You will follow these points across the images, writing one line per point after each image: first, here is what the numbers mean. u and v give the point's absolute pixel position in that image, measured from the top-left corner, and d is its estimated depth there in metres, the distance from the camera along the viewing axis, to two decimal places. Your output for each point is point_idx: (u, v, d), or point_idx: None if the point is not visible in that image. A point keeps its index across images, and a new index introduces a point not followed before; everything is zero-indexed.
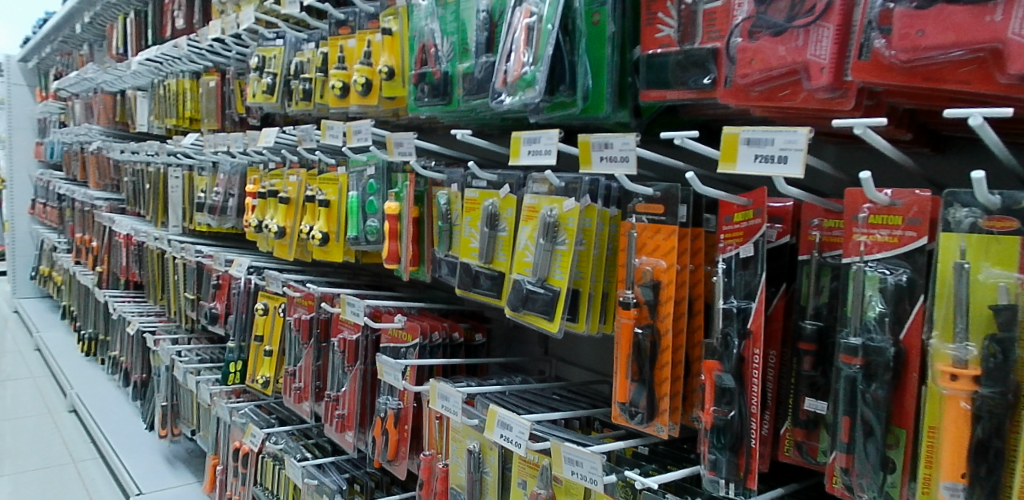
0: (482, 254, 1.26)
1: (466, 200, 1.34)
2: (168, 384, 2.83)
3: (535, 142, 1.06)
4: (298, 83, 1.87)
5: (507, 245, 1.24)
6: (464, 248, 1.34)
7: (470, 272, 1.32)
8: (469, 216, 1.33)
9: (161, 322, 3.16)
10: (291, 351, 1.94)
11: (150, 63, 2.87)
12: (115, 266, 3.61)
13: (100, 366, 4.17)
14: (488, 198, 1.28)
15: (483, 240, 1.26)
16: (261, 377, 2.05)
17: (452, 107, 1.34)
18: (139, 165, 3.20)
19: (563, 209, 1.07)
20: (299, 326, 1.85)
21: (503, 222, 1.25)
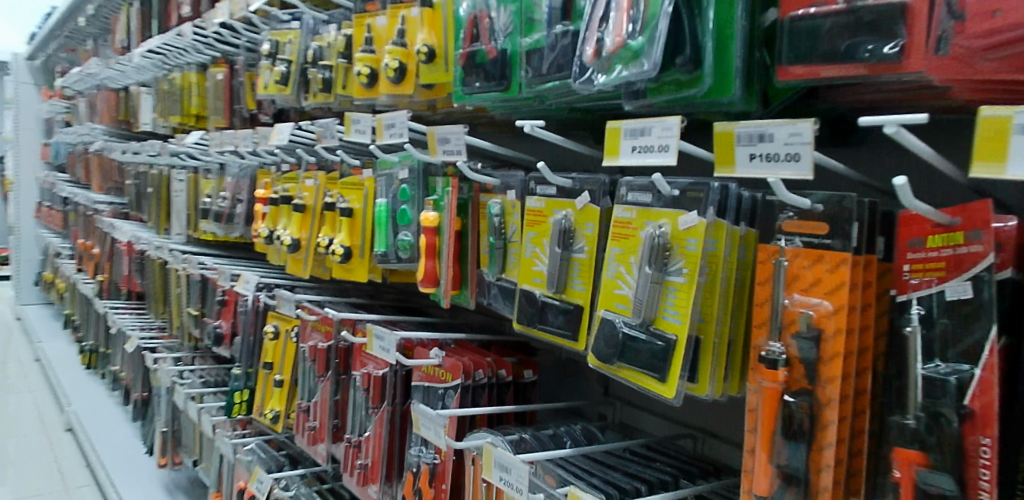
0: (551, 280, 0.98)
1: (527, 210, 1.06)
2: (168, 408, 2.56)
3: (641, 134, 0.77)
4: (316, 72, 1.60)
5: (585, 271, 0.96)
6: (524, 272, 1.05)
7: (531, 303, 1.03)
8: (531, 231, 1.05)
9: (163, 337, 2.90)
10: (305, 384, 1.66)
11: (153, 55, 2.61)
12: (116, 275, 3.36)
13: (100, 381, 3.92)
14: (558, 210, 1.00)
15: (553, 263, 0.97)
16: (270, 411, 1.77)
17: (511, 94, 1.07)
18: (142, 167, 2.94)
19: (678, 227, 0.78)
20: (315, 356, 1.58)
21: (580, 241, 0.97)
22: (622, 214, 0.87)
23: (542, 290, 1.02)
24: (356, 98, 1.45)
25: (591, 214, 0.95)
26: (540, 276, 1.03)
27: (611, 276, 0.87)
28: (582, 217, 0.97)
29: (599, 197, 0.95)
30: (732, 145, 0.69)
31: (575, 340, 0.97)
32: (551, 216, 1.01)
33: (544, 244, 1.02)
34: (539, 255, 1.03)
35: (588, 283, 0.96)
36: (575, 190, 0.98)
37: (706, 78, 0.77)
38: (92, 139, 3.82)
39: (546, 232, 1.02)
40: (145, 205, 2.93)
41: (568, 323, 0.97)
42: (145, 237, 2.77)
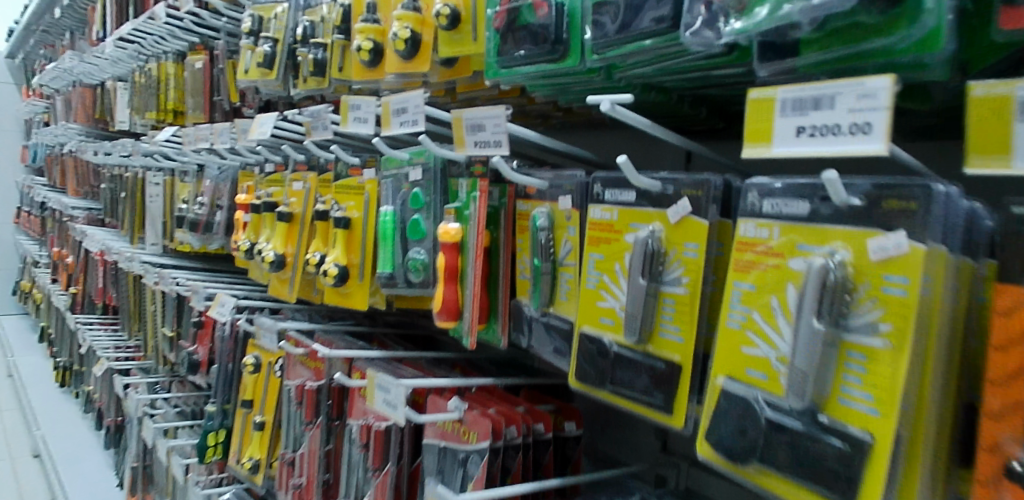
0: (630, 324, 0.69)
1: (590, 224, 0.76)
2: (139, 440, 2.26)
3: (812, 107, 0.48)
4: (306, 52, 1.31)
5: (683, 314, 0.67)
6: (585, 309, 0.76)
7: (598, 353, 0.73)
8: (596, 253, 0.76)
9: (138, 358, 2.60)
10: (288, 431, 1.35)
11: (127, 44, 2.32)
12: (91, 287, 3.06)
13: (74, 401, 3.61)
14: (641, 224, 0.71)
15: (634, 300, 0.68)
16: (248, 460, 1.47)
17: (568, 65, 0.79)
18: (116, 170, 2.65)
19: (862, 259, 0.50)
20: (303, 399, 1.29)
21: (676, 269, 0.67)
22: (755, 233, 0.58)
23: (614, 336, 0.73)
24: (354, 81, 1.16)
25: (694, 230, 0.66)
26: (611, 316, 0.73)
27: (740, 327, 0.59)
28: (678, 234, 0.67)
29: (704, 207, 0.66)
30: (1006, 119, 0.46)
31: (669, 413, 0.68)
32: (629, 233, 0.72)
33: (618, 271, 0.73)
34: (610, 286, 0.74)
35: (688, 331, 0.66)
36: (666, 195, 0.69)
37: (923, 16, 0.49)
38: (66, 140, 3.51)
39: (622, 254, 0.73)
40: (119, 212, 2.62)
41: (660, 386, 0.68)
42: (116, 246, 2.46)
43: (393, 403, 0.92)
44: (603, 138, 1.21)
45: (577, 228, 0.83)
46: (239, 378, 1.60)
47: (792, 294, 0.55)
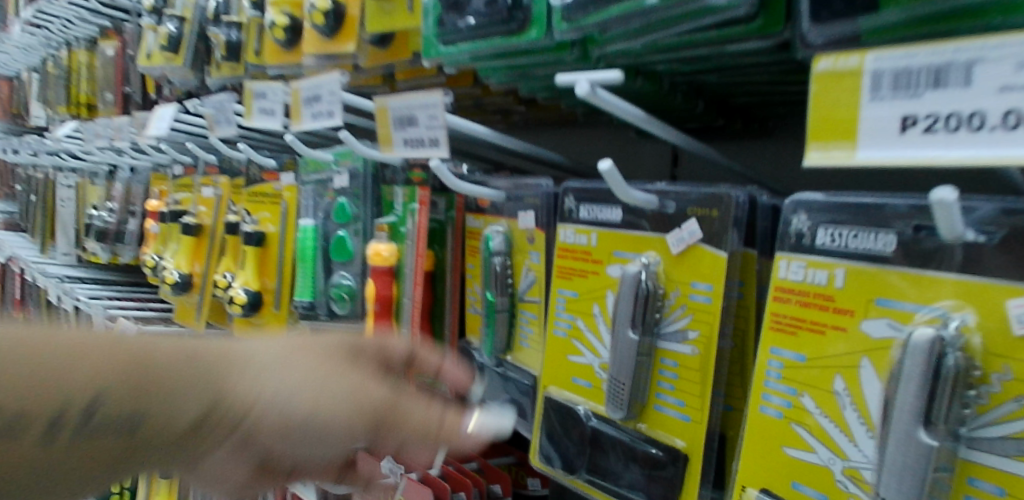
0: (611, 395, 0.49)
1: (562, 249, 0.57)
2: None
3: (928, 83, 0.29)
4: (216, 31, 1.09)
5: (687, 383, 0.47)
6: (552, 364, 0.57)
7: (568, 429, 0.54)
8: (569, 290, 0.56)
9: None
10: None
11: (36, 29, 2.05)
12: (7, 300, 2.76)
13: None
14: (632, 253, 0.51)
15: (618, 362, 0.49)
16: None
17: (523, 37, 0.59)
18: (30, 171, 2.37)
19: (992, 334, 0.32)
20: None
21: (678, 320, 0.48)
22: (805, 276, 0.39)
23: (591, 404, 0.53)
24: (268, 65, 0.95)
25: (705, 264, 0.46)
26: (587, 376, 0.54)
27: (780, 418, 0.40)
28: (682, 270, 0.48)
29: (718, 233, 0.46)
30: None
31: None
32: (615, 264, 0.52)
33: (598, 317, 0.54)
34: (586, 336, 0.54)
35: (694, 408, 0.47)
36: (667, 216, 0.49)
37: None
38: None
39: (604, 293, 0.53)
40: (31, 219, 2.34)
41: (653, 482, 0.48)
42: (24, 256, 2.18)
43: None
44: (575, 134, 1.01)
45: (542, 254, 0.63)
46: None
47: (869, 377, 0.36)
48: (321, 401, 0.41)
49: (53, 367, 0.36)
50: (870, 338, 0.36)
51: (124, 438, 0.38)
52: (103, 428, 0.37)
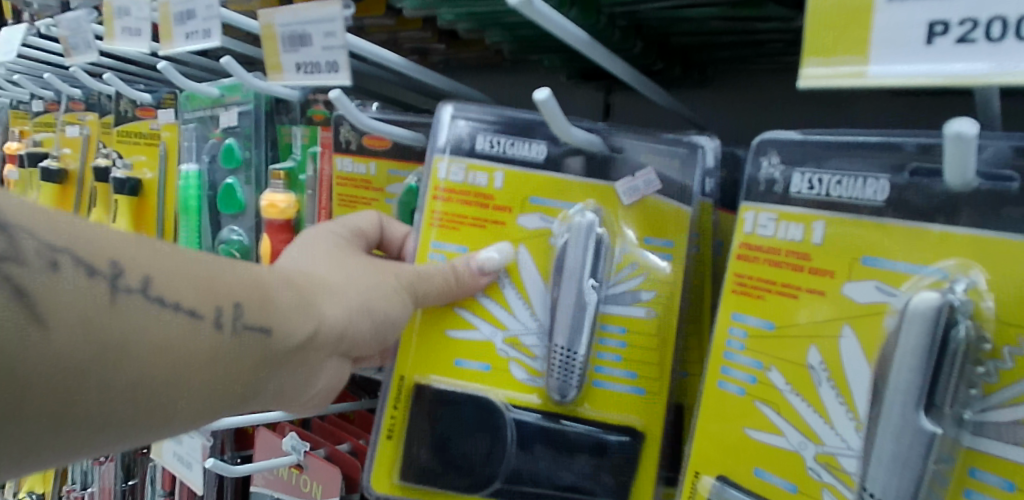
0: (559, 366, 0.41)
1: (443, 189, 0.45)
2: None
3: None
4: None
5: (636, 353, 0.42)
6: (423, 347, 0.45)
7: (468, 425, 0.43)
8: (451, 245, 0.45)
9: None
10: (76, 461, 1.00)
11: None
12: None
13: None
14: (558, 201, 0.44)
15: (572, 325, 0.41)
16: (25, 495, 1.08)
17: None
18: None
19: (1003, 297, 0.27)
20: None
21: (628, 279, 0.42)
22: (778, 231, 0.33)
23: (502, 395, 0.43)
24: None
25: (665, 213, 0.42)
26: (483, 357, 0.44)
27: (742, 396, 0.34)
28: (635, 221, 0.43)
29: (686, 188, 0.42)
30: None
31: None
32: (532, 212, 0.44)
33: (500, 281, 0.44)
34: (482, 307, 0.45)
35: (646, 380, 0.42)
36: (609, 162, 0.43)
37: None
38: None
39: (513, 246, 0.44)
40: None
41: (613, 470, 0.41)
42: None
43: None
44: (498, 71, 0.92)
45: None
46: None
47: (852, 350, 0.31)
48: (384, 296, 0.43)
49: (175, 294, 0.35)
50: (856, 303, 0.31)
51: (231, 367, 0.37)
52: (212, 358, 0.36)
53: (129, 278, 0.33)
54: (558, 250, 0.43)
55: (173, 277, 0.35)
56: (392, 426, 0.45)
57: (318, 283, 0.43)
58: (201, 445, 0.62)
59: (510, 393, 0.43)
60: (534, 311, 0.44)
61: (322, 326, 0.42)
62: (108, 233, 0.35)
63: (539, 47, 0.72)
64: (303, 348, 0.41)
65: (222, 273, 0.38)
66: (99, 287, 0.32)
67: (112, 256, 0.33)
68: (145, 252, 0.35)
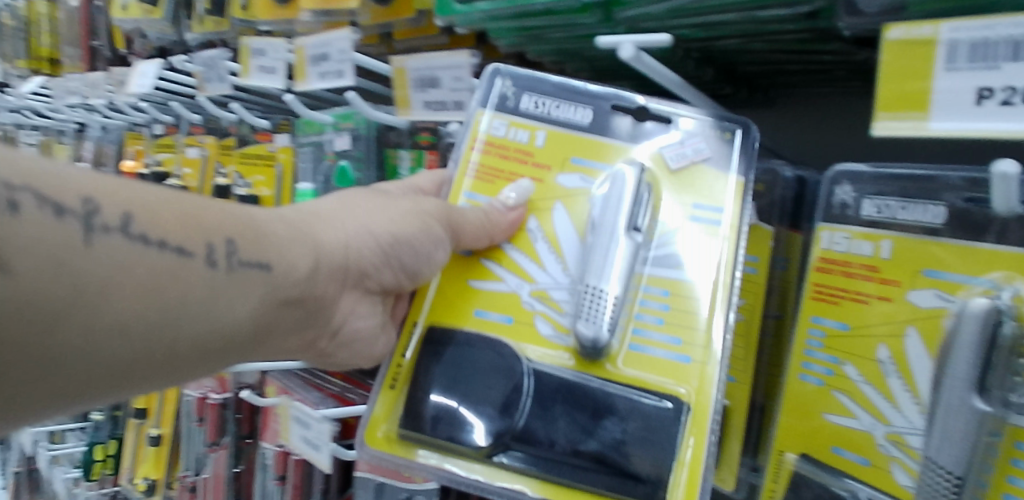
0: (600, 319, 0.44)
1: (489, 140, 0.52)
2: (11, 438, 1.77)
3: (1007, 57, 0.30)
4: None
5: (680, 316, 0.45)
6: (445, 293, 0.49)
7: (481, 377, 0.45)
8: (483, 196, 0.51)
9: None
10: (190, 449, 1.10)
11: None
12: None
13: None
14: (597, 163, 0.49)
15: (604, 267, 0.45)
16: (141, 479, 1.19)
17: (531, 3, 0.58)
18: None
19: None
20: (205, 415, 1.04)
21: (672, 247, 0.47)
22: (850, 247, 0.40)
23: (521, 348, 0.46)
24: (260, 20, 0.90)
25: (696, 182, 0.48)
26: (507, 310, 0.47)
27: (821, 387, 0.40)
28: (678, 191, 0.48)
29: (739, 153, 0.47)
30: None
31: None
32: (571, 173, 0.50)
33: (531, 239, 0.49)
34: (507, 262, 0.49)
35: (689, 347, 0.44)
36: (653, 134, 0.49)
37: None
38: None
39: (551, 207, 0.49)
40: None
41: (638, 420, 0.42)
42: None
43: (315, 442, 0.72)
44: None
45: None
46: None
47: (917, 349, 0.37)
48: (411, 226, 0.47)
49: (159, 232, 0.39)
50: (919, 308, 0.37)
51: (234, 301, 0.42)
52: (193, 293, 0.40)
53: (105, 216, 0.37)
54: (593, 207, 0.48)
55: (159, 209, 0.40)
56: (397, 375, 0.48)
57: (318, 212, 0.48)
58: (329, 430, 0.70)
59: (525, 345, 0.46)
60: (566, 268, 0.48)
61: (332, 255, 0.47)
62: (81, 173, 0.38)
63: (615, 74, 0.79)
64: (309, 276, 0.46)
65: (213, 211, 0.42)
66: (74, 229, 0.36)
67: (84, 194, 0.37)
68: (121, 190, 0.39)
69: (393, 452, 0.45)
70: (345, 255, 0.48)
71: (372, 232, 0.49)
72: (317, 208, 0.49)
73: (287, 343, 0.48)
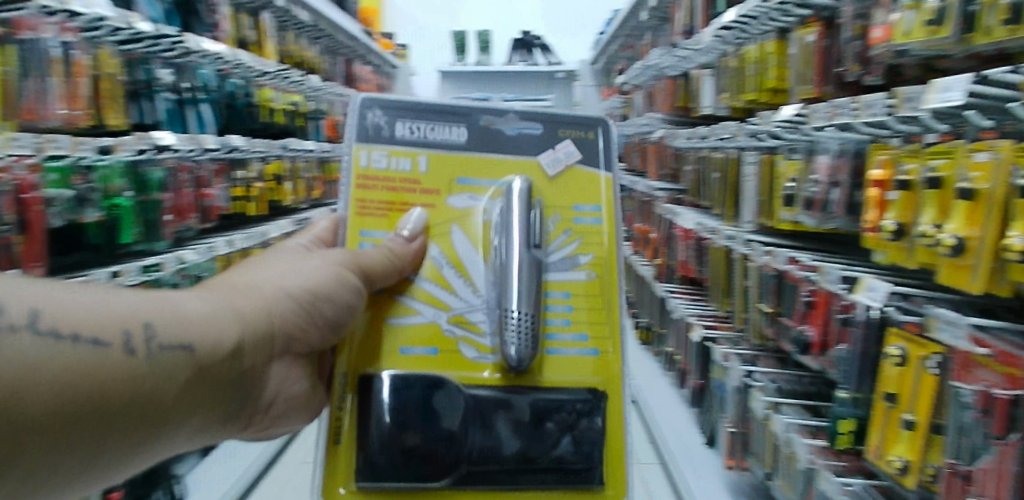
0: (511, 340, 1.10)
1: (364, 175, 1.18)
2: (734, 403, 2.02)
3: None
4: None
5: (568, 320, 1.18)
6: (374, 331, 1.14)
7: (430, 405, 1.10)
8: (381, 231, 1.16)
9: (721, 323, 2.40)
10: (962, 440, 1.07)
11: (725, 31, 2.23)
12: (671, 256, 2.96)
13: (651, 356, 3.30)
14: (473, 195, 1.20)
15: (526, 299, 1.12)
16: (894, 458, 1.23)
17: None
18: (699, 152, 2.55)
19: None
20: (988, 407, 1.00)
21: (563, 248, 1.20)
22: None
23: (463, 363, 1.14)
24: None
25: (575, 174, 1.23)
26: (432, 344, 1.14)
27: None
28: (552, 192, 1.22)
29: (582, 156, 1.24)
30: None
31: (599, 487, 1.13)
32: (460, 195, 1.20)
33: (434, 265, 1.17)
34: (422, 298, 1.16)
35: (591, 345, 1.18)
36: (541, 153, 1.23)
37: None
38: (646, 134, 3.69)
39: (446, 227, 1.18)
40: (692, 182, 2.64)
41: (559, 426, 1.12)
42: (695, 221, 2.43)
43: None
44: None
45: None
46: (875, 368, 1.32)
47: None
48: (331, 290, 1.03)
49: (64, 327, 0.76)
50: None
51: (168, 369, 0.83)
52: (135, 368, 0.80)
53: (22, 317, 0.73)
54: (473, 253, 1.18)
55: (59, 314, 0.76)
56: (341, 424, 1.12)
57: (241, 292, 0.97)
58: None
59: (463, 366, 1.14)
60: (473, 292, 1.17)
61: (257, 319, 0.96)
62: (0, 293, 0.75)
63: None
64: (230, 346, 0.90)
65: (134, 311, 0.84)
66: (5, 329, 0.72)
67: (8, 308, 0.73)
68: (36, 302, 0.76)
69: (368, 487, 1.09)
70: (271, 320, 0.98)
71: (292, 296, 1.01)
72: (238, 288, 0.98)
73: (220, 399, 0.92)
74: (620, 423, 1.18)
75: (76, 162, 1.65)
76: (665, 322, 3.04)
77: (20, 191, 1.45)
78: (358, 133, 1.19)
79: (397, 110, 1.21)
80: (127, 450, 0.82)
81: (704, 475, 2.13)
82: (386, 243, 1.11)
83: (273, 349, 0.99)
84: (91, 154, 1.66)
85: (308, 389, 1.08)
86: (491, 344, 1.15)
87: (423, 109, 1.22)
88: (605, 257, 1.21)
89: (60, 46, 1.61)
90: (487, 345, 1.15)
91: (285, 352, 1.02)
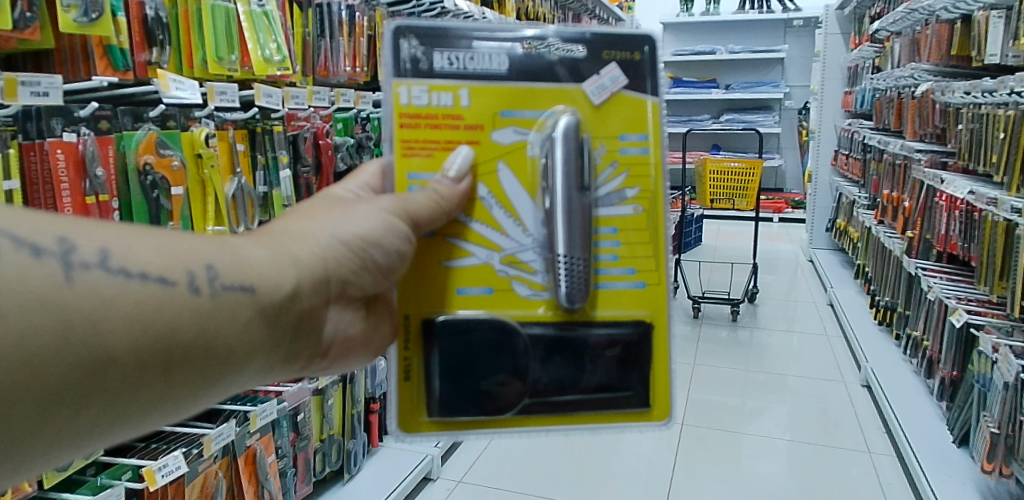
0: (562, 282, 0.80)
1: (405, 107, 0.79)
2: (1003, 404, 1.75)
3: None
4: None
5: (628, 261, 0.84)
6: (431, 275, 0.81)
7: (486, 347, 0.81)
8: (426, 173, 0.80)
9: (988, 309, 2.09)
10: None
11: None
12: (929, 228, 2.62)
13: (892, 340, 2.99)
14: (524, 124, 0.81)
15: (579, 241, 0.80)
16: None
17: None
18: (979, 109, 2.21)
19: None
20: None
21: (608, 184, 0.83)
22: None
23: (513, 306, 0.82)
24: None
25: (625, 102, 0.84)
26: (483, 286, 0.82)
27: None
28: (602, 121, 0.83)
29: (629, 80, 0.84)
30: None
31: (647, 410, 0.85)
32: (506, 128, 0.81)
33: (484, 205, 0.81)
34: (475, 238, 0.81)
35: (639, 279, 0.85)
36: (584, 78, 0.83)
37: None
38: (910, 88, 3.26)
39: (497, 163, 0.81)
40: (964, 143, 2.29)
41: (609, 349, 0.83)
42: (970, 189, 2.10)
43: None
44: None
45: None
46: None
47: None
48: (380, 233, 0.72)
49: (123, 262, 0.52)
50: None
51: (231, 317, 0.58)
52: (201, 313, 0.56)
53: (79, 255, 0.51)
54: (542, 192, 0.81)
55: (124, 247, 0.54)
56: (406, 367, 0.81)
57: (309, 234, 0.68)
58: None
59: (516, 308, 0.82)
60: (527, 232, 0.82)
61: (316, 266, 0.67)
62: (50, 219, 0.52)
63: None
64: (291, 291, 0.63)
65: (189, 249, 0.58)
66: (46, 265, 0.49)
67: (58, 238, 0.51)
68: (95, 235, 0.53)
69: (430, 431, 0.82)
70: (326, 265, 0.68)
71: (344, 241, 0.70)
72: (287, 226, 0.69)
73: (281, 357, 0.65)
74: (665, 360, 0.86)
75: (357, 113, 1.88)
76: (912, 302, 2.72)
77: (317, 137, 1.69)
78: (393, 67, 0.80)
79: (437, 37, 0.81)
80: (175, 411, 0.58)
81: (951, 477, 1.90)
82: (430, 185, 0.77)
83: (328, 299, 0.70)
84: (368, 106, 1.90)
85: (367, 325, 0.79)
86: (545, 281, 0.82)
87: (454, 35, 0.81)
88: (656, 186, 0.84)
89: (346, 9, 1.77)
90: (542, 282, 0.83)
91: (340, 298, 0.71)
